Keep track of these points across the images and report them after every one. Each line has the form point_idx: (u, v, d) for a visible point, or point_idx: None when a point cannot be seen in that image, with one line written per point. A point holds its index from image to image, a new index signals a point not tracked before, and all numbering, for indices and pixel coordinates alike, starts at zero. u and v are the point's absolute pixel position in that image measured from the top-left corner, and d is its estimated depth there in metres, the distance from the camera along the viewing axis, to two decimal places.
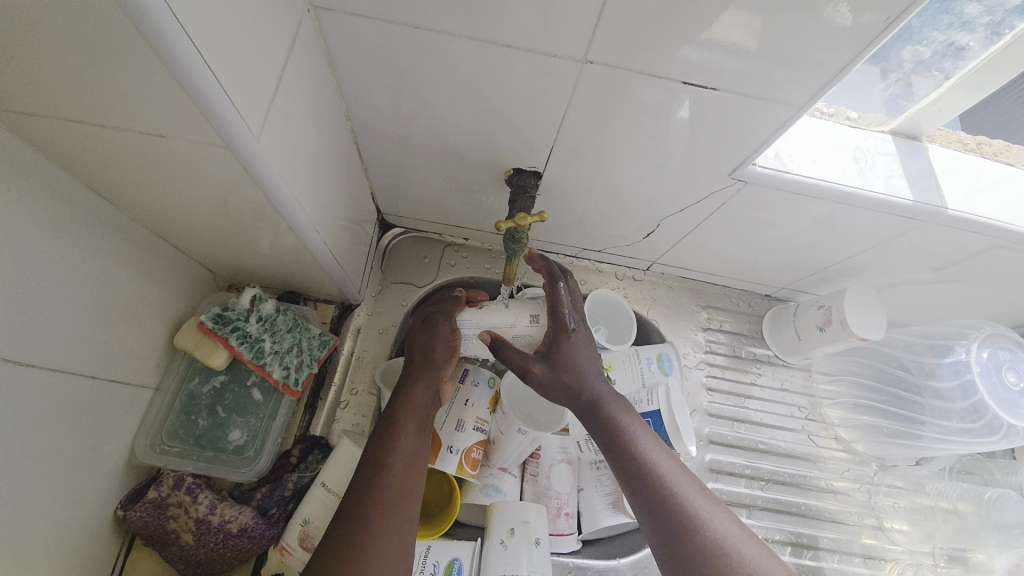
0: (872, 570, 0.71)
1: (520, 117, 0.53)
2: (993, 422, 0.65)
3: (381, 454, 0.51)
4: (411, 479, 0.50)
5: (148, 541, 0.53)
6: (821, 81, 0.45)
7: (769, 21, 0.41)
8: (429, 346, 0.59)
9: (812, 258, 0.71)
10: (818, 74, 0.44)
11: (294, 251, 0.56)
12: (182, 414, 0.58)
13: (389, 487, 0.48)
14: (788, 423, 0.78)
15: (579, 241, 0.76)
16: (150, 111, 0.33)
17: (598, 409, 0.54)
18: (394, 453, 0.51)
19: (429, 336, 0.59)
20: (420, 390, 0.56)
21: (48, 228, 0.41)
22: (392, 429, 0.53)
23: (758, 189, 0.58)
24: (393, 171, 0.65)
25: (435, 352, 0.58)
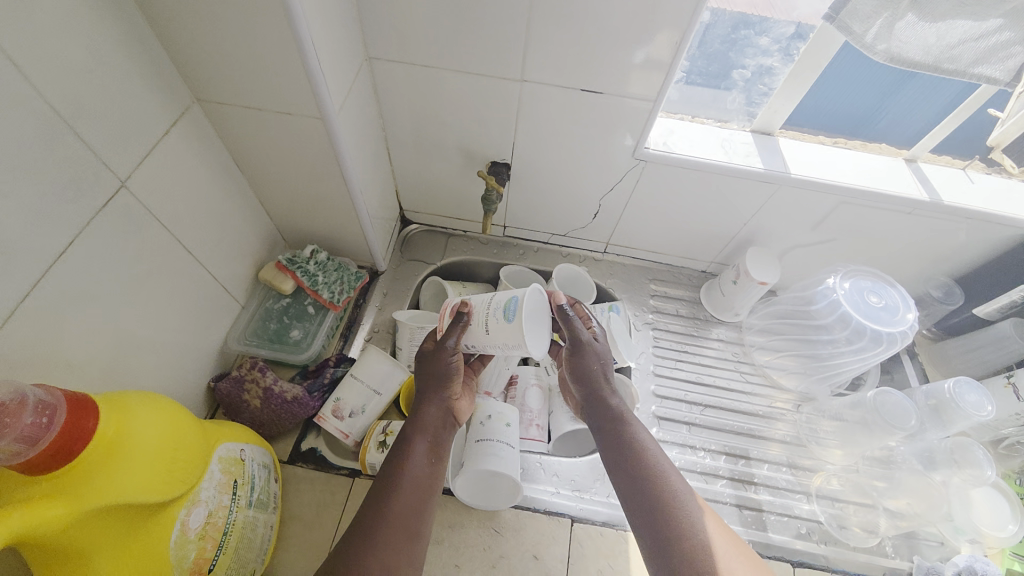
0: (797, 476, 0.86)
1: (491, 121, 0.82)
2: (857, 327, 0.81)
3: (400, 466, 0.65)
4: (426, 483, 0.64)
5: (227, 407, 0.76)
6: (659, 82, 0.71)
7: (617, 43, 0.67)
8: (436, 371, 0.71)
9: (719, 227, 0.94)
10: (657, 76, 0.70)
11: (344, 213, 0.83)
12: (260, 320, 0.83)
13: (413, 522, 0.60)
14: (723, 365, 0.98)
15: (548, 225, 1.02)
16: (285, 97, 0.63)
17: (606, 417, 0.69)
18: (408, 463, 0.65)
19: (438, 368, 0.71)
20: (432, 410, 0.71)
21: (208, 175, 0.70)
22: (407, 446, 0.66)
23: (655, 165, 0.83)
24: (410, 170, 0.94)
25: (445, 372, 0.71)
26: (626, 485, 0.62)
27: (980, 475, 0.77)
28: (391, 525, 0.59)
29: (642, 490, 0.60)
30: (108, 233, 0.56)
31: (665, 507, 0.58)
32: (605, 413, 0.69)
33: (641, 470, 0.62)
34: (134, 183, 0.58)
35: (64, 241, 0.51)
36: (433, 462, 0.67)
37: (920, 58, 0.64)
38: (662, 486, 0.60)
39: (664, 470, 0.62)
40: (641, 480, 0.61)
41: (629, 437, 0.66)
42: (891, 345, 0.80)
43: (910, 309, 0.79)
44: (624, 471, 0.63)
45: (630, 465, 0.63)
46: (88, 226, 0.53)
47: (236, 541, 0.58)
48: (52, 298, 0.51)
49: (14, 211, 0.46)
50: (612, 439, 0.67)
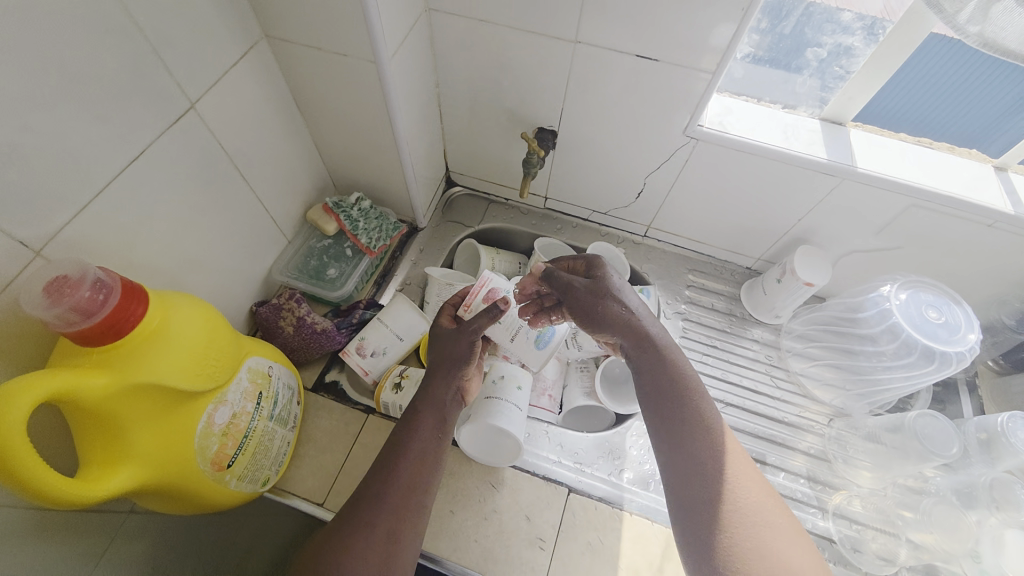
0: (815, 490, 0.82)
1: (541, 84, 0.81)
2: (907, 341, 0.75)
3: (406, 438, 0.63)
4: (427, 457, 0.63)
5: (265, 331, 0.82)
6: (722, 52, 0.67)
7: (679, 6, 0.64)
8: (453, 351, 0.68)
9: (770, 221, 0.89)
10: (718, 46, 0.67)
11: (390, 163, 0.86)
12: (303, 257, 0.88)
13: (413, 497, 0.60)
14: (753, 366, 0.93)
15: (590, 201, 1.01)
16: (343, 37, 0.65)
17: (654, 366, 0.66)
18: (415, 436, 0.64)
19: (460, 348, 0.68)
20: (441, 386, 0.68)
21: (269, 109, 0.74)
22: (415, 420, 0.65)
23: (706, 145, 0.79)
24: (459, 129, 0.95)
25: (464, 354, 0.68)
26: (674, 445, 0.61)
27: (1017, 517, 0.67)
28: (390, 497, 0.59)
29: (692, 456, 0.59)
30: (175, 148, 0.61)
31: (712, 478, 0.58)
32: (657, 361, 0.65)
33: (693, 436, 0.60)
34: (201, 105, 0.63)
35: (135, 147, 0.56)
36: (438, 438, 0.65)
37: (1016, 46, 0.50)
38: (713, 457, 0.59)
39: (716, 438, 0.61)
40: (697, 459, 0.59)
41: (682, 397, 0.63)
42: (944, 366, 0.73)
43: (974, 329, 0.72)
44: (673, 432, 0.61)
45: (680, 426, 0.61)
46: (157, 139, 0.59)
47: (254, 445, 0.63)
48: (121, 198, 0.56)
49: (95, 113, 0.51)
50: (665, 393, 0.64)
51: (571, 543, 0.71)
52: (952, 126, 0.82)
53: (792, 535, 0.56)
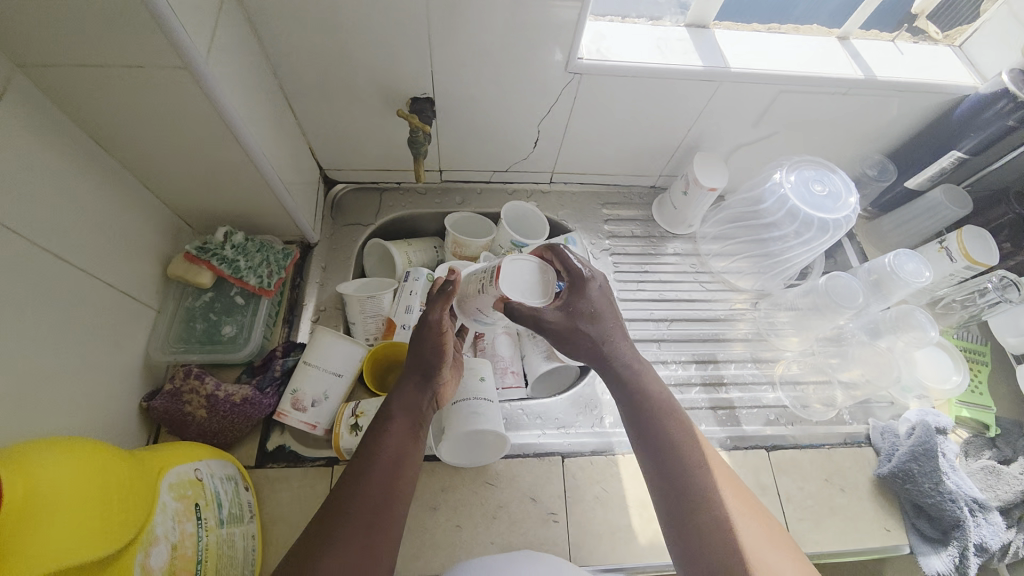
0: (762, 369, 0.91)
1: (400, 50, 0.71)
2: (805, 219, 0.82)
3: (374, 450, 0.60)
4: (398, 475, 0.59)
5: (170, 425, 0.67)
6: None
7: None
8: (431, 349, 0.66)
9: (664, 138, 0.90)
10: None
11: (252, 183, 0.71)
12: (184, 323, 0.72)
13: (383, 513, 0.56)
14: (683, 278, 0.98)
15: (487, 163, 0.95)
16: (130, 44, 0.49)
17: (630, 394, 0.63)
18: (382, 447, 0.60)
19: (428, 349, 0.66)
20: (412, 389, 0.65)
21: (61, 161, 0.56)
22: (385, 425, 0.62)
23: (590, 77, 0.76)
24: (320, 121, 0.82)
25: (437, 354, 0.66)
26: (655, 468, 0.59)
27: (923, 337, 0.82)
28: (345, 523, 0.54)
29: (670, 476, 0.57)
30: None
31: (691, 500, 0.55)
32: (627, 391, 0.63)
33: (670, 457, 0.58)
34: None
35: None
36: (408, 447, 0.61)
37: None
38: (690, 478, 0.56)
39: (694, 458, 0.58)
40: (679, 482, 0.56)
41: (657, 422, 0.61)
42: (839, 230, 0.81)
43: (852, 192, 0.80)
44: (652, 454, 0.59)
45: (660, 448, 0.59)
46: None
47: (214, 564, 0.54)
48: None
49: None
50: (644, 418, 0.61)
51: (580, 504, 0.73)
52: (767, 12, 0.84)
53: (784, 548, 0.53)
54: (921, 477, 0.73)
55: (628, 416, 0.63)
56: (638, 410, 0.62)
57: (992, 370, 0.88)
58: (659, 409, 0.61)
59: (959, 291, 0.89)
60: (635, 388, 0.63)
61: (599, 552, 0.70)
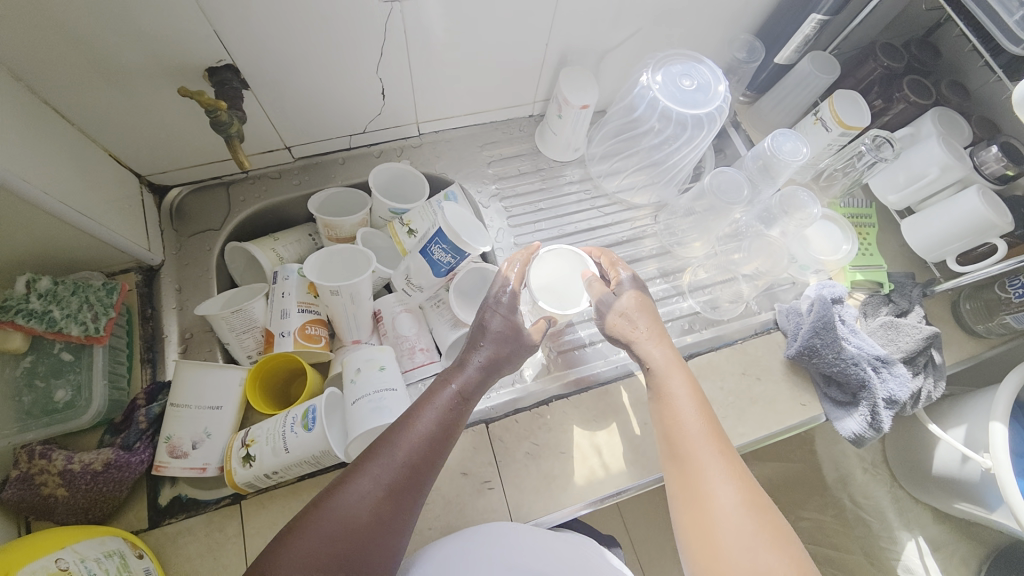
0: (672, 282, 0.90)
1: (164, 14, 0.57)
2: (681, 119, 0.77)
3: (377, 449, 0.55)
4: (393, 487, 0.54)
5: (34, 513, 0.58)
6: None
7: None
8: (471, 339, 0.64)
9: (523, 58, 0.81)
10: None
11: (30, 217, 0.58)
12: (8, 398, 0.61)
13: (369, 519, 0.52)
14: (581, 207, 0.93)
15: (338, 128, 0.83)
16: None
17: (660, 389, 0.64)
18: (390, 448, 0.55)
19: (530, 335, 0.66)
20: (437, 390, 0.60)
21: None
22: (399, 424, 0.57)
23: (411, 3, 0.65)
24: (108, 120, 0.67)
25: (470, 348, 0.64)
26: (671, 454, 0.61)
27: (808, 216, 0.84)
28: (321, 527, 0.50)
29: (682, 464, 0.59)
30: None
31: (695, 486, 0.57)
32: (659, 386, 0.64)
33: (686, 445, 0.59)
34: None
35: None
36: (412, 452, 0.56)
37: None
38: (698, 469, 0.57)
39: (705, 454, 0.58)
40: (691, 470, 0.58)
41: (681, 417, 0.61)
42: (719, 122, 0.78)
43: (720, 80, 0.75)
44: (669, 443, 0.61)
45: (676, 438, 0.60)
46: None
47: None
48: None
49: None
50: (665, 412, 0.62)
51: (512, 466, 0.71)
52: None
53: (775, 526, 0.54)
54: (824, 350, 0.75)
55: (656, 407, 0.64)
56: (663, 405, 0.63)
57: (879, 230, 0.90)
58: (684, 408, 0.61)
59: (840, 159, 0.89)
60: (665, 385, 0.63)
61: (539, 506, 0.69)
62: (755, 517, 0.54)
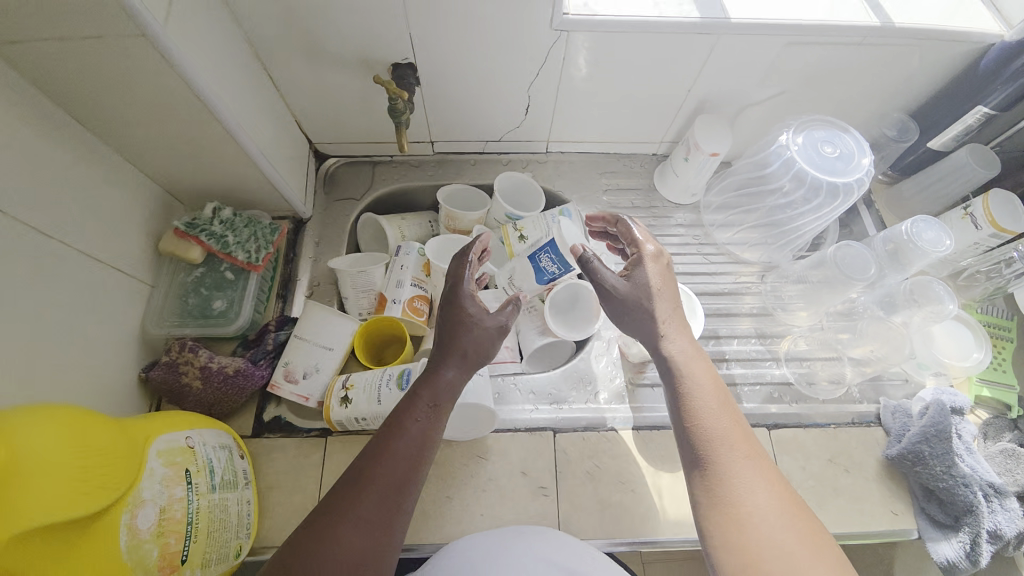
0: (766, 345, 0.87)
1: (377, 15, 0.68)
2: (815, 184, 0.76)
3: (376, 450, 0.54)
4: (398, 481, 0.53)
5: (171, 395, 0.69)
6: None
7: None
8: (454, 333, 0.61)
9: (664, 100, 0.85)
10: None
11: (234, 158, 0.71)
12: (178, 297, 0.73)
13: (385, 517, 0.51)
14: (686, 249, 0.94)
15: (479, 133, 0.92)
16: (82, 13, 0.48)
17: (681, 398, 0.60)
18: (391, 445, 0.54)
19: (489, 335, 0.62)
20: (439, 378, 0.59)
21: (41, 139, 0.56)
22: (393, 426, 0.56)
23: (578, 35, 0.72)
24: (304, 92, 0.80)
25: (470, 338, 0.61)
26: (697, 468, 0.56)
27: (941, 311, 0.78)
28: (330, 533, 0.49)
29: (709, 478, 0.54)
30: None
31: (727, 500, 0.52)
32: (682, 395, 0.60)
33: (714, 457, 0.55)
34: None
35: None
36: (411, 455, 0.54)
37: None
38: (729, 478, 0.53)
39: (733, 460, 0.54)
40: (720, 483, 0.53)
41: (704, 422, 0.57)
42: (858, 194, 0.75)
43: (865, 153, 0.74)
44: (691, 456, 0.56)
45: (701, 449, 0.56)
46: None
47: (206, 526, 0.55)
48: None
49: None
50: (686, 421, 0.58)
51: (570, 480, 0.72)
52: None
53: (809, 532, 0.50)
54: (932, 460, 0.69)
55: (676, 415, 0.60)
56: (682, 414, 0.59)
57: (1016, 346, 0.82)
58: (707, 413, 0.57)
59: (984, 261, 0.83)
60: (690, 389, 0.60)
61: (587, 526, 0.69)
62: (811, 551, 0.49)
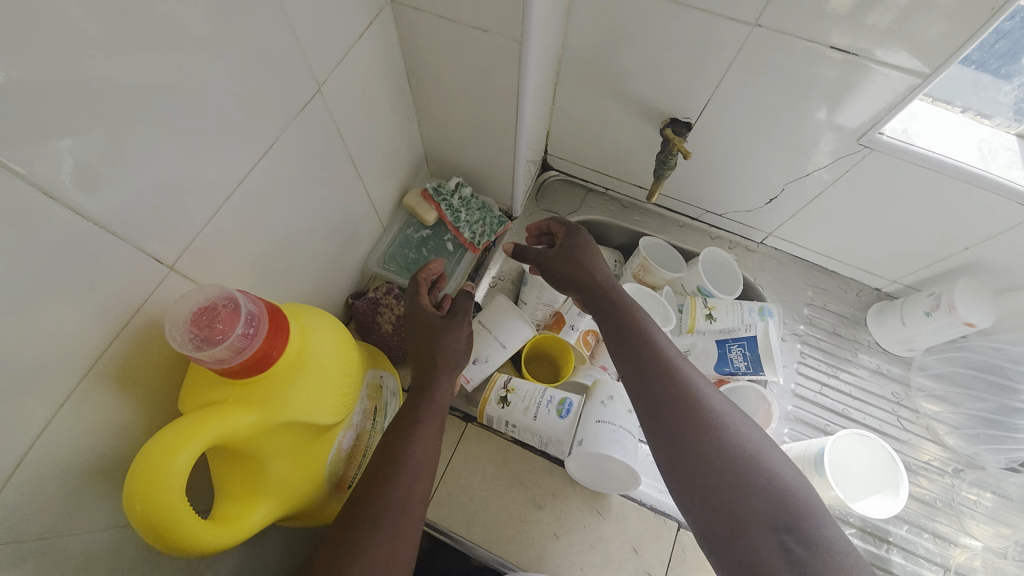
0: (938, 548, 0.75)
1: (689, 74, 0.69)
2: None
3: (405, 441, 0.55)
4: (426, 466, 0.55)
5: (361, 326, 0.76)
6: (951, 48, 0.54)
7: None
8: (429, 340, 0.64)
9: (928, 245, 0.78)
10: (944, 45, 0.54)
11: (500, 151, 0.76)
12: (400, 247, 0.82)
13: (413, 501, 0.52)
14: (879, 401, 0.84)
15: (706, 202, 0.90)
16: (486, 10, 0.54)
17: (684, 443, 0.54)
18: (409, 442, 0.55)
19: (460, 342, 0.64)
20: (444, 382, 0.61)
21: (383, 89, 0.65)
22: (412, 423, 0.56)
23: (882, 157, 0.68)
24: (571, 111, 0.84)
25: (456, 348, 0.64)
26: (713, 530, 0.51)
27: None
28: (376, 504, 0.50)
29: (729, 542, 0.49)
30: (298, 142, 0.53)
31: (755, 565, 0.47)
32: (686, 436, 0.54)
33: (731, 518, 0.50)
34: (327, 88, 0.54)
35: (261, 145, 0.48)
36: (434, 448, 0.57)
37: None
38: (759, 537, 0.48)
39: (760, 516, 0.49)
40: (743, 547, 0.48)
41: (716, 473, 0.52)
42: None
43: None
44: (703, 514, 0.51)
45: (713, 507, 0.51)
46: (281, 135, 0.50)
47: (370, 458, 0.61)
48: (247, 206, 0.49)
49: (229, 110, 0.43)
50: (695, 475, 0.53)
51: None
52: None
53: None
54: None
55: (674, 463, 0.54)
56: (688, 464, 0.53)
57: None
58: (726, 461, 0.52)
59: None
60: (697, 432, 0.54)
61: None
62: None
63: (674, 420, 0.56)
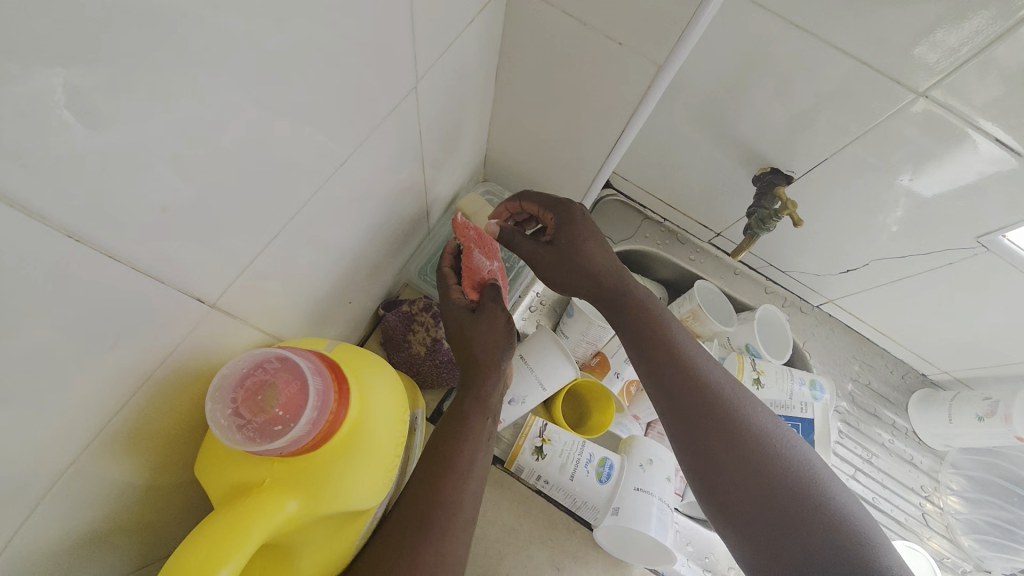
0: None
1: (814, 128, 0.62)
2: None
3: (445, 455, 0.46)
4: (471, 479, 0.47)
5: (387, 340, 0.67)
6: None
7: None
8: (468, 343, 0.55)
9: (999, 349, 0.75)
10: None
11: (581, 172, 0.67)
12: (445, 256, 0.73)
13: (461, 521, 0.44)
14: (907, 492, 0.83)
15: (773, 257, 0.84)
16: (636, 22, 0.45)
17: (692, 426, 0.54)
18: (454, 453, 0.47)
19: (501, 336, 0.56)
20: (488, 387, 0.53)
21: (476, 83, 0.55)
22: (450, 442, 0.48)
23: (994, 258, 0.64)
24: (657, 136, 0.75)
25: (496, 350, 0.55)
26: (728, 507, 0.51)
27: None
28: (432, 530, 0.42)
29: (744, 517, 0.50)
30: (386, 144, 0.43)
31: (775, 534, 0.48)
32: (695, 419, 0.54)
33: (744, 493, 0.50)
34: (427, 85, 0.44)
35: (347, 151, 0.38)
36: (479, 466, 0.48)
37: None
38: (775, 504, 0.48)
39: (773, 486, 0.49)
40: (760, 518, 0.49)
41: (727, 450, 0.52)
42: None
43: None
44: (718, 495, 0.51)
45: (727, 485, 0.51)
46: (370, 139, 0.40)
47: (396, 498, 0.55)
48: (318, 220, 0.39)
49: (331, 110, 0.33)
50: (706, 458, 0.52)
51: None
52: None
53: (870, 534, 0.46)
54: None
55: (687, 449, 0.54)
56: (697, 450, 0.53)
57: None
58: (733, 437, 0.52)
59: None
60: (707, 413, 0.53)
61: None
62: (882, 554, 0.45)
63: (685, 406, 0.54)
